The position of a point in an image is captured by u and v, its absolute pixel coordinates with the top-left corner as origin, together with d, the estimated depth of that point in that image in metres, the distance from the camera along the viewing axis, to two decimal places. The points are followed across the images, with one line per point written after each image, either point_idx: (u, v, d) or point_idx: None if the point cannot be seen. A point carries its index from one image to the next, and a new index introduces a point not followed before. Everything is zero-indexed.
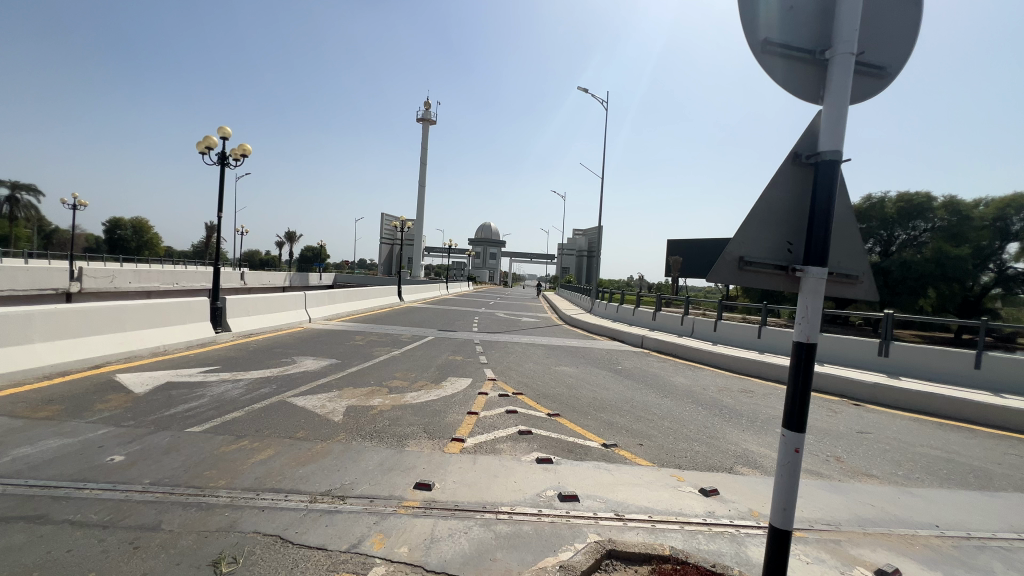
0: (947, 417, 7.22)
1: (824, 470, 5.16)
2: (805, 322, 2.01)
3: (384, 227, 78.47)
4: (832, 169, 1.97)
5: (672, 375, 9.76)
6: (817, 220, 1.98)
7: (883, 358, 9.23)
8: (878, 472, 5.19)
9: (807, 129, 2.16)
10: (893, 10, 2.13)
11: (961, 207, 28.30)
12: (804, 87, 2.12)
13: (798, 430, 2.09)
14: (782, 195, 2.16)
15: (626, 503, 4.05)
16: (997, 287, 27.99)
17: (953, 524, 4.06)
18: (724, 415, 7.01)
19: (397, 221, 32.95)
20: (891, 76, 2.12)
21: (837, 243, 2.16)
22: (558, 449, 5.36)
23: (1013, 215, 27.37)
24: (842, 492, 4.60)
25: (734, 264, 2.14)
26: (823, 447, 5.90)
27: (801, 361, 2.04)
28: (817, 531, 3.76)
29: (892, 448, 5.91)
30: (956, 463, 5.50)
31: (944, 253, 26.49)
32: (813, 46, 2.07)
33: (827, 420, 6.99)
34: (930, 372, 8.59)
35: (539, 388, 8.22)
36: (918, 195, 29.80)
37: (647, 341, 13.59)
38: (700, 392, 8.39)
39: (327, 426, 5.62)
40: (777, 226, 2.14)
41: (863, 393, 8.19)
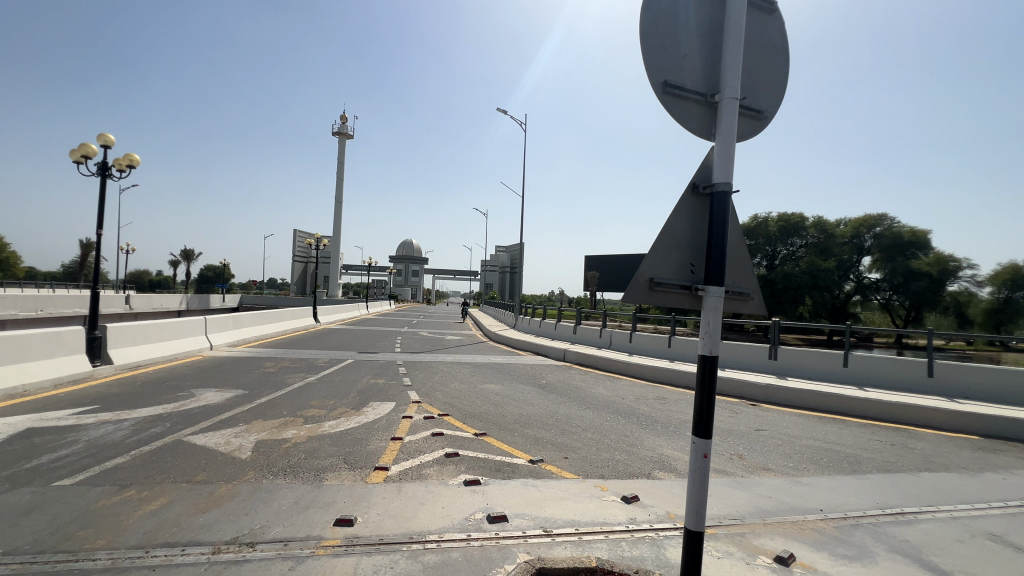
0: (825, 410, 8.26)
1: (729, 468, 5.64)
2: (708, 336, 2.22)
3: (298, 246, 74.37)
4: (725, 200, 2.22)
5: (593, 387, 10.16)
6: (716, 244, 2.21)
7: (772, 361, 10.36)
8: (773, 465, 5.78)
9: (703, 163, 2.40)
10: (767, 62, 2.46)
11: (826, 226, 33.05)
12: (699, 125, 2.35)
13: (705, 436, 2.27)
14: (684, 223, 2.36)
15: (554, 519, 4.12)
16: (857, 295, 32.83)
17: (834, 507, 4.62)
18: (640, 423, 7.42)
19: (311, 238, 31.13)
20: (767, 119, 2.45)
21: (731, 265, 2.41)
22: (485, 469, 5.34)
23: (865, 232, 32.42)
24: (744, 486, 5.06)
25: (645, 285, 2.30)
26: (727, 446, 6.44)
27: (706, 374, 2.24)
28: (725, 527, 4.11)
29: (783, 442, 6.61)
30: (834, 452, 6.28)
31: (816, 266, 30.55)
32: (704, 90, 2.32)
33: (730, 421, 7.65)
34: (810, 371, 9.80)
35: (465, 408, 8.12)
36: (793, 216, 34.18)
37: (568, 354, 14.04)
38: (618, 402, 8.83)
39: (232, 465, 5.11)
40: (681, 250, 2.35)
41: (758, 394, 9.10)
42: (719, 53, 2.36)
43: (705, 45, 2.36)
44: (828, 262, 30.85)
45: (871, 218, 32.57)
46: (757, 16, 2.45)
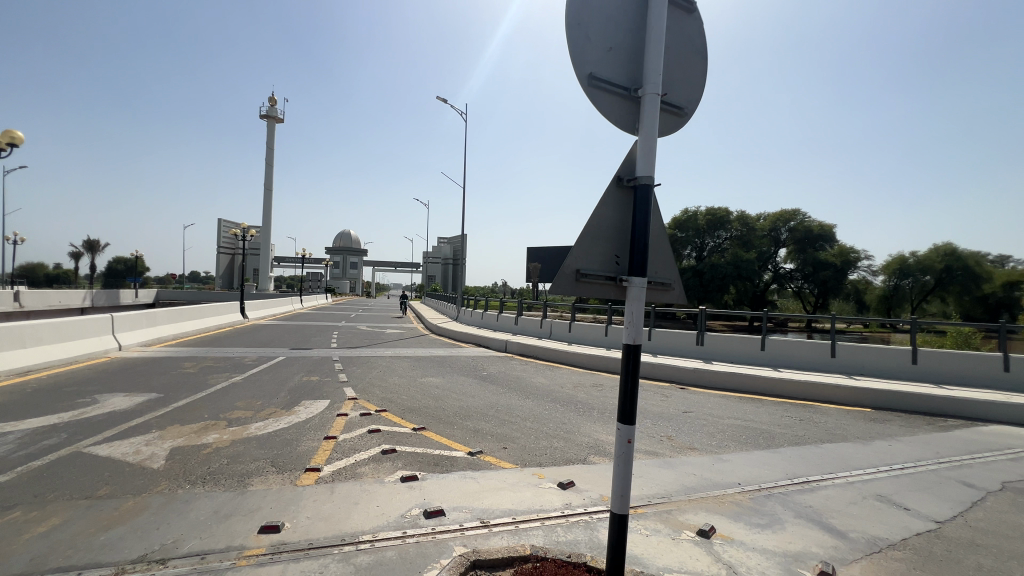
0: (744, 391, 8.91)
1: (659, 449, 5.93)
2: (632, 325, 2.29)
3: (222, 236, 69.20)
4: (647, 193, 2.28)
5: (533, 377, 10.32)
6: (639, 236, 2.27)
7: (699, 346, 11.01)
8: (698, 444, 6.15)
9: (627, 156, 2.45)
10: (687, 60, 2.55)
11: (748, 220, 35.47)
12: (623, 119, 2.40)
13: (629, 422, 2.35)
14: (610, 215, 2.40)
15: (491, 509, 4.14)
16: (774, 284, 35.67)
17: (750, 480, 5.00)
18: (578, 411, 7.62)
19: (236, 228, 29.01)
20: (687, 115, 2.54)
21: (653, 257, 2.50)
22: (423, 464, 5.25)
23: (781, 226, 35.07)
24: (671, 466, 5.35)
25: (571, 276, 2.33)
26: (658, 429, 6.77)
27: (631, 361, 2.30)
28: (653, 505, 4.31)
29: (708, 423, 7.05)
30: (752, 429, 6.78)
31: (739, 257, 32.81)
32: (628, 84, 2.37)
33: (661, 404, 8.04)
34: (732, 355, 10.54)
35: (404, 403, 7.94)
36: (720, 209, 36.14)
37: (510, 345, 14.14)
38: (557, 391, 9.01)
39: (142, 476, 4.67)
40: (606, 241, 2.39)
41: (687, 378, 9.63)
42: (642, 47, 2.41)
43: (629, 40, 2.40)
44: (749, 254, 33.26)
45: (787, 213, 35.48)
46: (678, 15, 2.52)
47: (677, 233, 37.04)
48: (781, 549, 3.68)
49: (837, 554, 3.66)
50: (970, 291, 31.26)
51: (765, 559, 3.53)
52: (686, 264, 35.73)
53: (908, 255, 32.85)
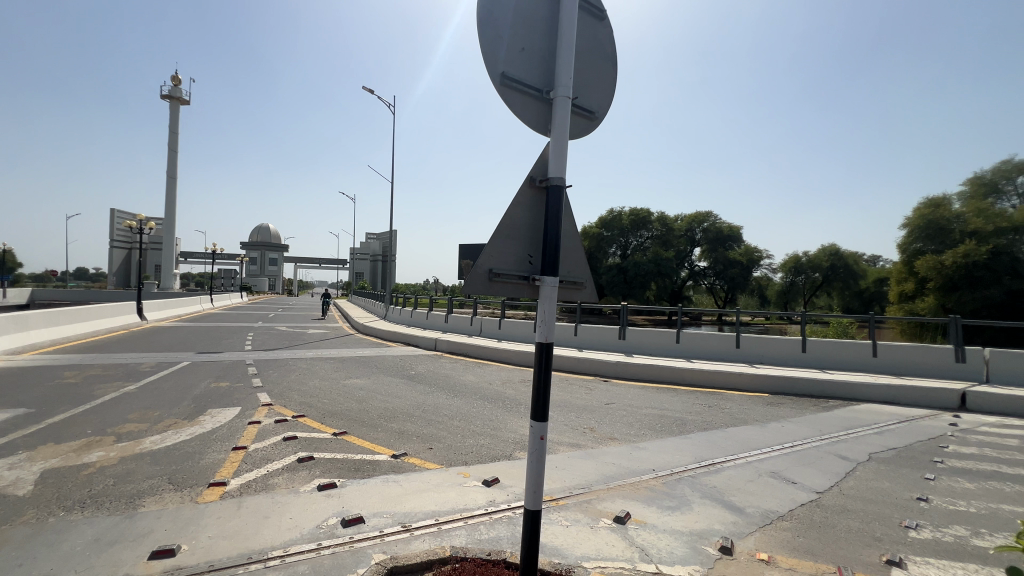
0: (661, 381, 9.48)
1: (581, 441, 6.14)
2: (544, 324, 2.32)
3: (115, 228, 61.70)
4: (559, 194, 2.33)
5: (462, 375, 10.25)
6: (551, 235, 2.31)
7: (621, 341, 11.55)
8: (617, 434, 6.45)
9: (541, 157, 2.48)
10: (597, 66, 2.63)
11: (668, 221, 37.77)
12: (536, 120, 2.42)
13: (542, 419, 2.39)
14: (524, 215, 2.43)
15: (413, 513, 4.05)
16: (690, 280, 38.34)
17: (663, 466, 5.32)
18: (505, 407, 7.69)
19: (131, 219, 26.02)
20: (598, 119, 2.63)
21: (565, 256, 2.56)
22: (343, 470, 5.02)
23: (696, 227, 37.93)
24: (593, 457, 5.55)
25: (485, 276, 2.33)
26: (581, 421, 7.01)
27: (542, 359, 2.34)
28: (574, 496, 4.45)
29: (627, 413, 7.41)
30: (666, 417, 7.24)
31: (659, 256, 34.85)
32: (541, 86, 2.40)
33: (585, 397, 8.34)
34: (651, 348, 11.17)
35: (324, 406, 7.56)
36: (642, 210, 38.15)
37: (439, 343, 13.95)
38: (486, 388, 9.03)
39: (3, 505, 4.04)
40: (520, 240, 2.41)
41: (610, 371, 10.06)
42: (554, 51, 2.45)
43: (542, 41, 2.43)
44: (668, 252, 35.47)
45: (700, 215, 38.26)
46: (589, 21, 2.60)
47: (603, 232, 38.56)
48: (688, 529, 3.95)
49: (736, 528, 4.00)
50: (850, 286, 35.67)
51: (674, 539, 3.77)
52: (612, 262, 37.32)
53: (801, 254, 36.75)
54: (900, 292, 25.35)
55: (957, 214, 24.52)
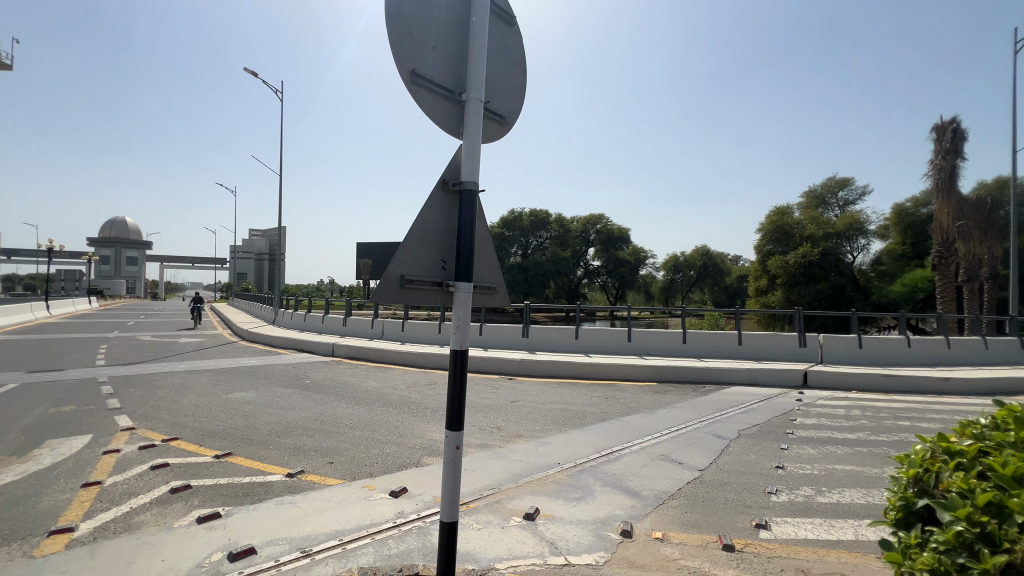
0: (563, 377, 9.89)
1: (490, 441, 6.18)
2: (459, 331, 2.28)
3: None
4: (472, 198, 2.30)
5: (363, 381, 9.74)
6: (465, 241, 2.27)
7: (525, 339, 11.82)
8: (524, 431, 6.59)
9: (452, 160, 2.42)
10: (508, 72, 2.64)
11: (564, 222, 39.57)
12: (448, 121, 2.36)
13: (457, 428, 2.34)
14: (436, 219, 2.36)
15: (314, 535, 3.74)
16: (585, 278, 40.59)
17: (568, 458, 5.56)
18: (411, 412, 7.46)
19: None
20: (508, 125, 2.64)
21: (478, 261, 2.54)
22: (228, 496, 4.48)
23: (590, 229, 40.20)
24: (501, 456, 5.61)
25: (396, 282, 2.23)
26: (489, 421, 7.04)
27: (457, 367, 2.29)
28: (485, 498, 4.45)
29: (533, 410, 7.61)
30: (569, 411, 7.57)
31: (558, 256, 36.39)
32: (453, 87, 2.34)
33: (491, 396, 8.40)
34: (552, 345, 11.59)
35: (201, 426, 6.68)
36: (541, 211, 39.49)
37: (337, 349, 13.11)
38: (389, 393, 8.68)
39: None
40: (433, 245, 2.34)
41: (515, 369, 10.26)
42: (466, 52, 2.40)
43: (454, 42, 2.37)
44: (566, 252, 37.24)
45: (594, 218, 40.75)
46: (500, 26, 2.59)
47: (505, 232, 39.25)
48: (593, 517, 4.16)
49: (634, 511, 4.30)
50: (718, 282, 40.50)
51: (580, 529, 3.94)
52: (513, 261, 38.15)
53: (679, 254, 40.87)
54: (756, 287, 29.21)
55: (798, 222, 28.94)
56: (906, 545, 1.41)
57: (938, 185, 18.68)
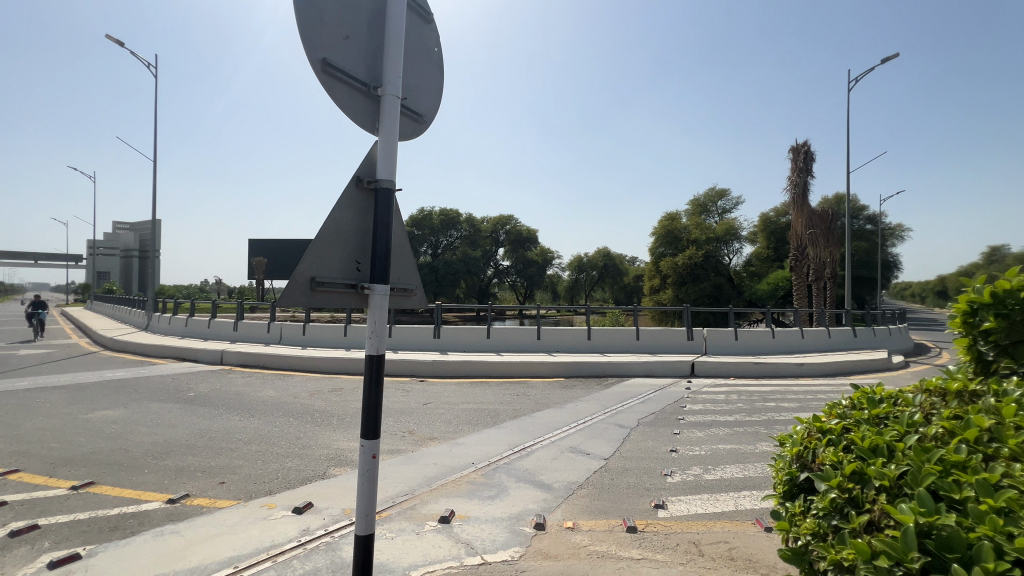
0: (475, 376, 9.92)
1: (401, 445, 6.00)
2: (375, 335, 2.19)
3: None
4: (389, 197, 2.22)
5: (258, 390, 8.92)
6: (381, 241, 2.18)
7: (436, 340, 11.64)
8: (437, 434, 6.50)
9: (367, 157, 2.31)
10: (425, 70, 2.58)
11: (475, 222, 39.71)
12: (362, 116, 2.25)
13: (373, 437, 2.25)
14: (349, 217, 2.24)
15: (203, 565, 3.35)
16: (495, 278, 41.08)
17: (482, 458, 5.59)
18: (315, 421, 6.99)
19: None
20: (426, 123, 2.59)
21: (395, 262, 2.46)
22: (91, 533, 3.84)
23: (500, 229, 40.81)
24: (414, 460, 5.48)
25: (305, 285, 2.09)
26: (400, 425, 6.84)
27: (374, 372, 2.20)
28: (398, 505, 4.32)
29: (445, 411, 7.54)
30: (482, 411, 7.61)
31: (468, 256, 36.36)
32: (367, 80, 2.24)
33: (402, 400, 8.16)
34: (464, 344, 11.56)
35: (51, 453, 5.65)
36: (451, 210, 39.19)
37: (226, 356, 11.85)
38: (289, 402, 8.05)
39: None
40: (346, 245, 2.22)
41: (426, 370, 10.07)
42: (382, 45, 2.31)
43: (368, 32, 2.26)
44: (476, 252, 37.34)
45: (503, 218, 41.40)
46: (416, 21, 2.52)
47: (413, 231, 38.29)
48: (507, 514, 4.23)
49: (546, 504, 4.46)
50: (617, 281, 43.36)
51: (496, 527, 3.99)
52: (423, 260, 37.38)
53: (582, 255, 43.09)
54: (650, 286, 31.72)
55: (685, 226, 31.86)
56: (793, 513, 1.57)
57: (794, 199, 21.73)
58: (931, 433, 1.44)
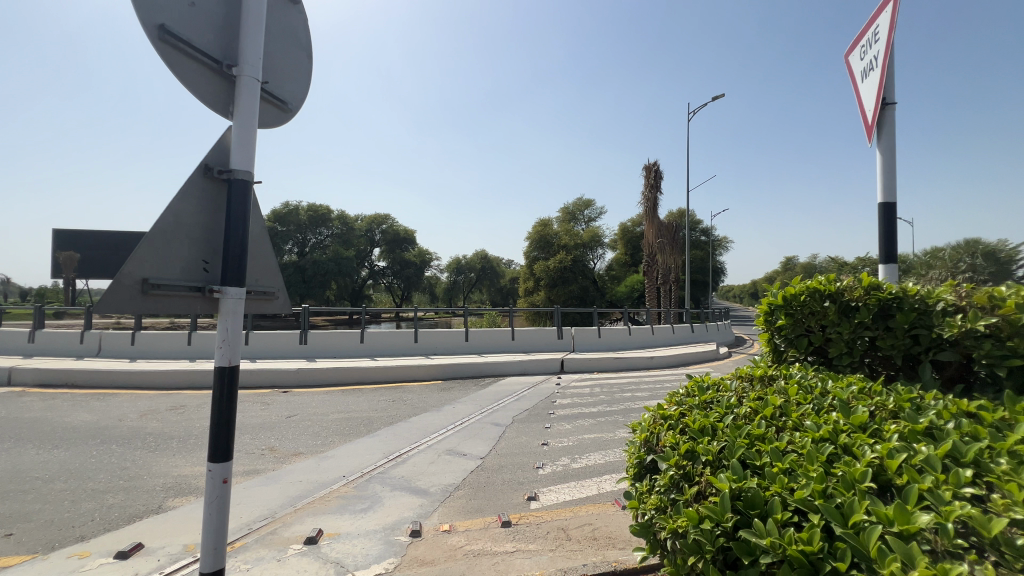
0: (346, 384, 9.35)
1: (260, 465, 5.40)
2: (227, 345, 1.95)
3: None
4: (245, 190, 1.99)
5: (65, 414, 7.26)
6: (235, 238, 1.95)
7: (303, 346, 10.68)
8: (303, 448, 5.99)
9: (219, 143, 2.06)
10: (291, 54, 2.37)
11: (347, 220, 37.48)
12: (212, 97, 1.99)
13: (224, 459, 2.00)
14: (194, 211, 1.97)
15: None
16: (370, 279, 39.20)
17: (353, 469, 5.30)
18: (147, 446, 5.93)
19: None
20: (292, 112, 2.39)
21: (252, 263, 2.21)
22: None
23: (376, 228, 39.22)
24: (275, 480, 4.98)
25: (134, 288, 1.79)
26: (258, 442, 6.15)
27: (224, 387, 1.95)
28: (255, 532, 3.88)
29: (313, 423, 6.98)
30: (354, 419, 7.21)
31: (340, 255, 34.10)
32: (220, 58, 1.99)
33: (261, 414, 7.34)
34: (334, 350, 10.82)
35: None
36: (321, 206, 36.41)
37: (14, 375, 9.41)
38: (111, 426, 6.70)
39: None
40: (190, 242, 1.95)
41: (290, 380, 9.19)
42: (237, 18, 2.06)
43: (221, 3, 2.01)
44: (349, 251, 35.20)
45: (379, 218, 39.82)
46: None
47: (277, 226, 34.71)
48: (381, 525, 4.07)
49: (422, 510, 4.39)
50: (494, 284, 44.50)
51: (369, 540, 3.81)
52: (287, 260, 34.11)
53: (461, 256, 43.48)
54: (525, 287, 33.20)
55: (556, 232, 33.98)
56: (642, 492, 1.78)
57: (646, 212, 24.57)
58: (742, 412, 1.76)
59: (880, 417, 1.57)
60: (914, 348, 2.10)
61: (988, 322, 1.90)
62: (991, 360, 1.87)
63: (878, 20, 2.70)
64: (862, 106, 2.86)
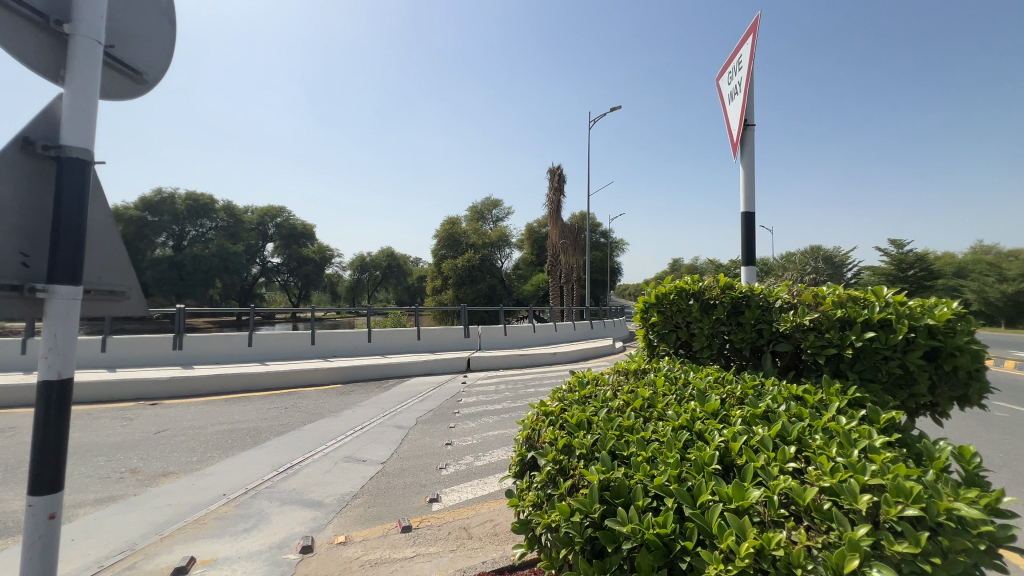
0: (230, 392, 8.44)
1: (117, 490, 4.67)
2: (55, 354, 1.63)
3: None
4: (81, 170, 1.67)
5: None
6: (65, 226, 1.63)
7: (176, 351, 9.41)
8: (174, 467, 5.28)
9: (45, 113, 1.71)
10: (149, 17, 2.05)
11: (234, 211, 33.93)
12: (35, 57, 1.65)
13: (50, 491, 1.67)
14: (9, 193, 1.62)
15: None
16: (262, 277, 35.89)
17: (235, 486, 4.79)
18: None
19: None
20: (147, 84, 2.07)
21: (92, 256, 1.87)
22: None
23: (269, 222, 36.06)
24: (135, 506, 4.33)
25: None
26: (116, 464, 5.30)
27: (50, 405, 1.63)
28: (106, 570, 3.33)
29: (188, 438, 6.20)
30: (239, 431, 6.54)
31: (226, 250, 30.73)
32: (45, 10, 1.66)
33: (121, 431, 6.34)
34: (216, 355, 9.70)
35: None
36: (203, 195, 32.48)
37: None
38: None
39: None
40: (2, 230, 1.60)
41: (160, 391, 8.05)
42: None
43: None
44: (237, 246, 31.87)
45: (273, 210, 36.65)
46: None
47: (146, 215, 30.24)
48: (266, 545, 3.73)
49: (315, 523, 4.10)
50: (401, 283, 43.23)
51: (252, 563, 3.47)
52: (160, 254, 29.99)
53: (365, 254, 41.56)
54: (433, 286, 32.72)
55: (465, 231, 33.94)
56: (521, 488, 1.81)
57: (552, 214, 25.50)
58: (615, 405, 1.87)
59: (729, 403, 1.77)
60: (758, 340, 2.40)
61: (812, 317, 2.23)
62: (814, 350, 2.20)
63: (741, 50, 3.06)
64: (729, 124, 3.22)
